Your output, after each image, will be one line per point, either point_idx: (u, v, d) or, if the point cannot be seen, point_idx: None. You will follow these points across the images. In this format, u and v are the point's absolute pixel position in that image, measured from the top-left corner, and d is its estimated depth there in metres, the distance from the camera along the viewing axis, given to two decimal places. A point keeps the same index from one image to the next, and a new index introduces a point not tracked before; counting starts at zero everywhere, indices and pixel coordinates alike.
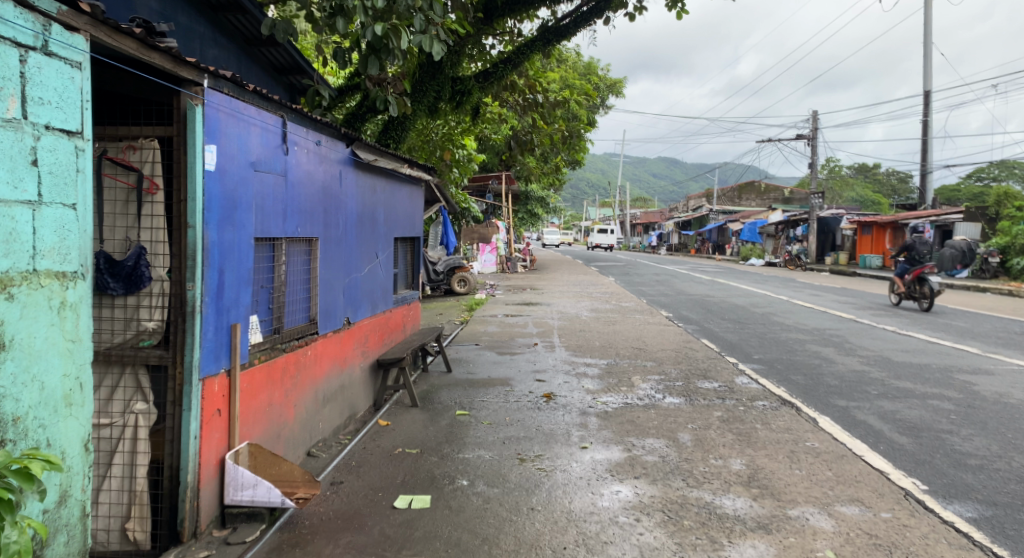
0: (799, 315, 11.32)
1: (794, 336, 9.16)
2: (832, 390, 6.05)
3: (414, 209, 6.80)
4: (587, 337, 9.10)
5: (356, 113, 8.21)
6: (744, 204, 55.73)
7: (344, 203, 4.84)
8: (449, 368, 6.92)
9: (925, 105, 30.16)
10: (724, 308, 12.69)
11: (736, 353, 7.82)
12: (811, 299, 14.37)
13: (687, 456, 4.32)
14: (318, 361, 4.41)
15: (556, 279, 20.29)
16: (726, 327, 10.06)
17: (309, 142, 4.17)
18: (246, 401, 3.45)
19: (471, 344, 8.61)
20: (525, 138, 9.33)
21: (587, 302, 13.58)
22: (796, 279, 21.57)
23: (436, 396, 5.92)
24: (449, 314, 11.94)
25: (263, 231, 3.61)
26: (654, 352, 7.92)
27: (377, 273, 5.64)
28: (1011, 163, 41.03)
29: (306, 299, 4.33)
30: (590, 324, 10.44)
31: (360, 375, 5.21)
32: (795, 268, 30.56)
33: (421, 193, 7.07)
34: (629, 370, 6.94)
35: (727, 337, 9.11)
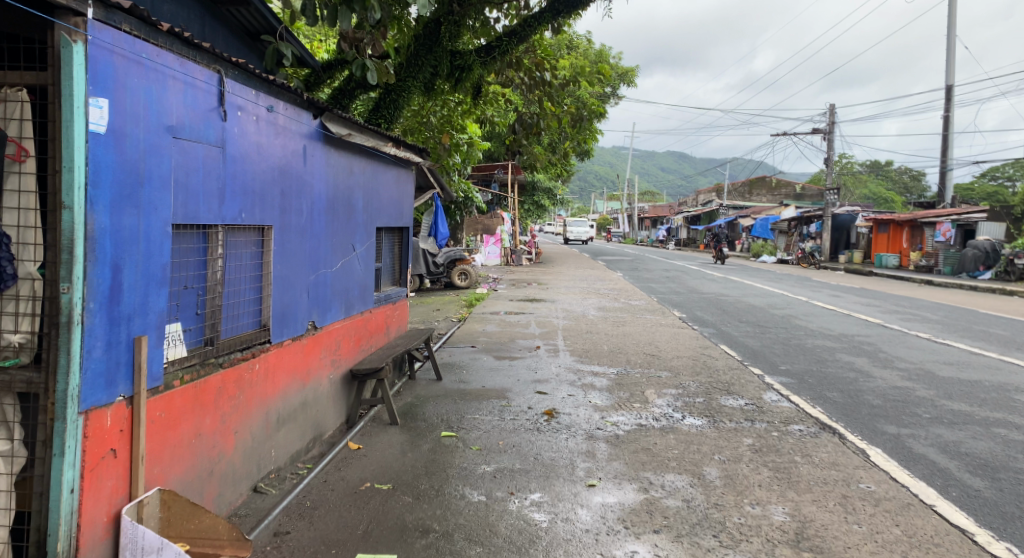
0: (823, 320, 10.49)
1: (821, 344, 8.34)
2: (876, 411, 5.23)
3: (403, 196, 6.04)
4: (594, 340, 8.31)
5: (344, 89, 7.52)
6: (755, 200, 54.70)
7: (309, 186, 4.08)
8: (439, 375, 6.14)
9: (948, 100, 29.05)
10: (740, 309, 11.87)
11: (761, 363, 7.02)
12: (832, 301, 13.52)
13: (716, 501, 3.54)
14: (271, 375, 3.65)
15: (562, 273, 19.51)
16: (745, 332, 9.25)
17: (260, 108, 3.41)
18: (160, 435, 2.69)
19: (467, 346, 7.84)
20: (530, 120, 8.29)
21: (595, 300, 12.79)
22: (812, 278, 20.65)
23: (421, 411, 5.17)
24: (446, 311, 11.19)
25: (187, 217, 2.84)
26: (669, 360, 7.12)
27: (354, 268, 4.86)
28: None
29: (256, 301, 3.57)
30: (597, 324, 9.65)
31: (328, 388, 4.45)
32: (808, 266, 29.64)
33: (412, 179, 6.30)
34: (642, 382, 6.15)
35: (748, 344, 8.30)
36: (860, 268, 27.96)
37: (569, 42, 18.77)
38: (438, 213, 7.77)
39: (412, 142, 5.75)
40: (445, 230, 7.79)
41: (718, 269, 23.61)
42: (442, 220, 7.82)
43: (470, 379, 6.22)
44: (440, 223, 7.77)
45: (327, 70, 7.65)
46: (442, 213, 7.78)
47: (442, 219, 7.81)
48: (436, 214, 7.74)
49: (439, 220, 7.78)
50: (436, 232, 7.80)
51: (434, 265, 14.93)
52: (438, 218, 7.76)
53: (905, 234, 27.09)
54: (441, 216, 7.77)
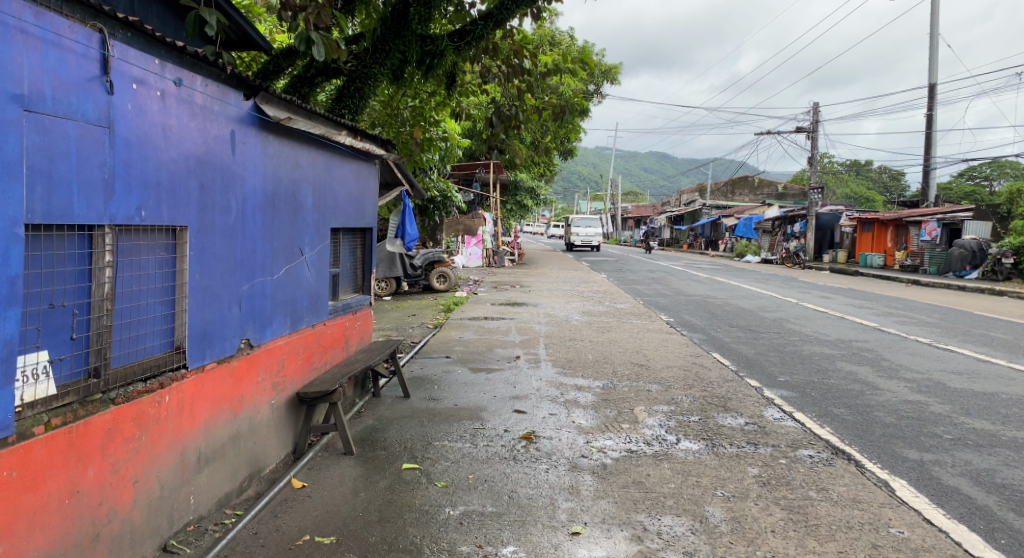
0: (817, 323, 10.01)
1: (818, 350, 7.84)
2: (891, 430, 4.70)
3: (365, 193, 5.43)
4: (577, 348, 7.73)
5: (303, 77, 6.90)
6: (737, 200, 54.61)
7: (241, 178, 3.45)
8: (406, 392, 5.52)
9: (931, 98, 28.87)
10: (729, 312, 11.38)
11: (758, 374, 6.48)
12: (821, 302, 13.08)
13: (724, 553, 2.97)
14: (189, 407, 3.02)
15: (544, 274, 18.97)
16: (738, 337, 8.73)
17: (169, 80, 2.78)
18: (10, 498, 2.07)
19: (440, 356, 7.22)
20: (508, 112, 7.74)
21: (578, 303, 12.23)
22: (799, 278, 20.28)
23: (382, 436, 4.55)
24: (422, 317, 10.58)
25: (56, 216, 2.25)
26: (658, 371, 6.57)
27: (301, 275, 4.24)
28: (1004, 163, 40.17)
29: (167, 318, 2.94)
30: (581, 330, 9.08)
31: (269, 416, 3.82)
32: (793, 266, 29.37)
33: (376, 174, 5.70)
34: (630, 398, 5.57)
35: (742, 351, 7.77)
36: (845, 267, 27.73)
37: (549, 36, 18.17)
38: (407, 212, 7.15)
39: (376, 132, 5.14)
40: (413, 230, 7.18)
41: (703, 269, 23.28)
42: (411, 219, 7.21)
43: (441, 395, 5.61)
44: (408, 223, 7.16)
45: (287, 57, 7.00)
46: (410, 211, 7.17)
47: (410, 218, 7.19)
48: (404, 213, 7.12)
49: (408, 219, 7.17)
50: (404, 232, 7.17)
51: (411, 267, 14.30)
52: (407, 216, 7.14)
53: (890, 233, 26.89)
54: (409, 215, 7.16)
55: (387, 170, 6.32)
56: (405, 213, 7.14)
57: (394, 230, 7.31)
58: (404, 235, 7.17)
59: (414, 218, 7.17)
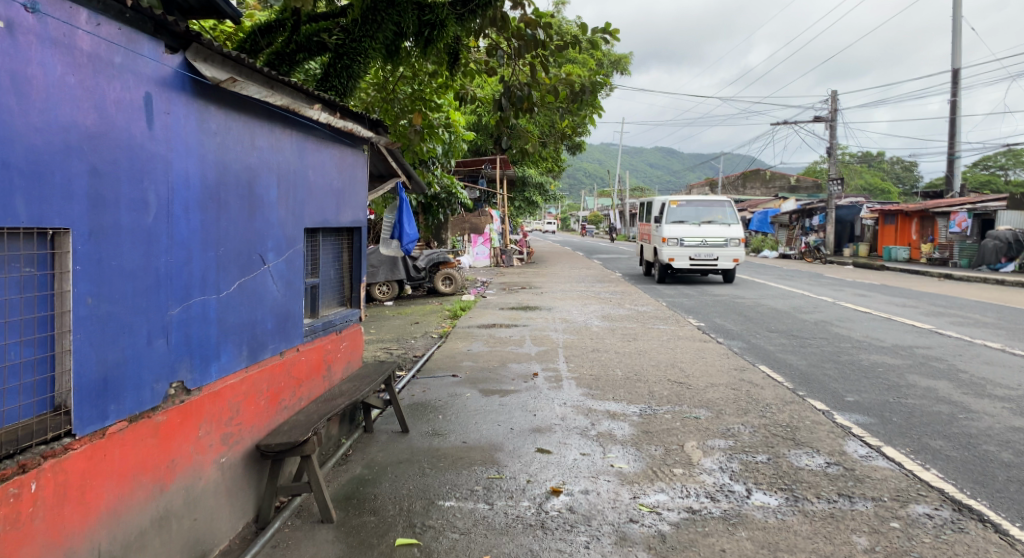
0: (864, 326, 9.03)
1: (878, 360, 6.87)
2: (1017, 472, 3.72)
3: (351, 186, 4.50)
4: (603, 362, 6.79)
5: (283, 55, 5.99)
6: (748, 194, 53.51)
7: (166, 161, 2.52)
8: (404, 427, 4.59)
9: (954, 84, 27.74)
10: (763, 314, 10.42)
11: (820, 394, 5.52)
12: (858, 301, 12.10)
13: None
14: (77, 492, 2.08)
15: (556, 274, 18.06)
16: (781, 345, 7.77)
17: (20, 6, 1.89)
18: None
19: (447, 375, 6.28)
20: (520, 92, 6.74)
21: (596, 306, 11.31)
22: (825, 275, 19.29)
23: (372, 491, 3.61)
24: (426, 325, 9.69)
25: None
26: (701, 393, 5.62)
27: (261, 290, 3.30)
28: (1019, 152, 38.90)
29: (39, 359, 2.07)
30: (603, 339, 8.12)
31: (215, 481, 2.87)
32: (812, 261, 28.32)
33: (364, 163, 4.78)
34: (676, 429, 4.60)
35: (791, 362, 6.81)
36: (868, 261, 26.68)
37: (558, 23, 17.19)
38: (405, 209, 6.18)
39: (360, 109, 4.23)
40: (413, 229, 6.21)
41: None
42: (409, 217, 6.24)
43: (447, 429, 4.68)
44: (407, 221, 6.18)
45: (266, 34, 6.13)
46: (409, 209, 6.20)
47: (409, 216, 6.21)
48: (402, 209, 6.15)
49: (406, 217, 6.20)
50: (402, 231, 6.18)
51: (415, 270, 13.39)
52: (405, 214, 6.16)
53: (913, 225, 25.89)
54: (407, 213, 6.19)
55: (378, 159, 5.38)
56: (403, 211, 6.17)
57: (390, 229, 6.32)
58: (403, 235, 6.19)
59: (413, 216, 6.20)
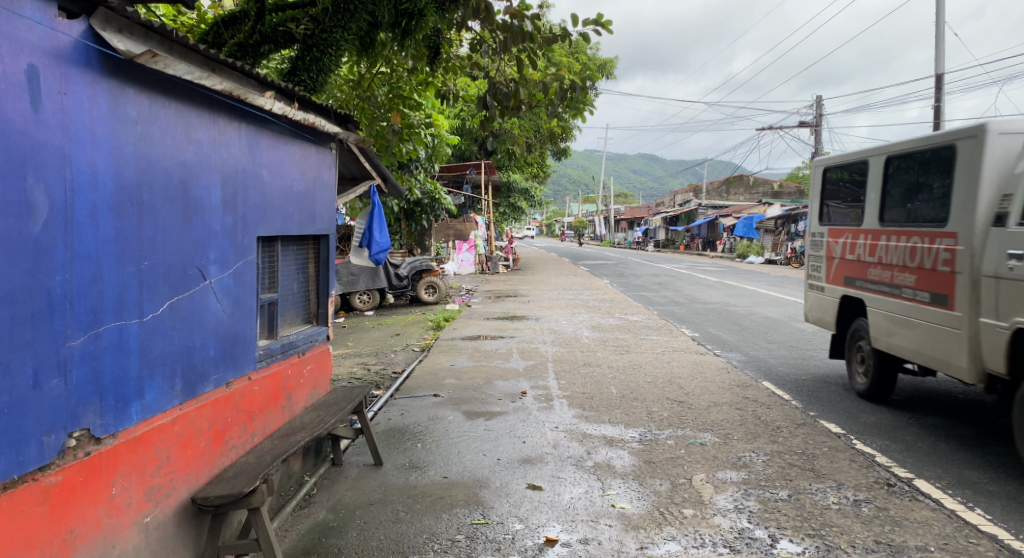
0: None
1: (887, 374, 6.48)
2: None
3: (318, 188, 4.00)
4: (596, 378, 6.31)
5: (246, 46, 5.45)
6: (732, 200, 53.59)
7: (62, 153, 2.02)
8: (377, 459, 4.08)
9: (939, 89, 27.75)
10: (759, 323, 10.03)
11: (834, 413, 5.08)
12: None
13: None
14: None
15: (543, 281, 17.61)
16: (783, 358, 7.36)
17: None
18: None
19: (427, 395, 5.76)
20: (506, 89, 6.22)
21: (585, 315, 10.86)
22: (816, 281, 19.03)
23: (336, 542, 3.09)
24: (407, 336, 9.19)
25: None
26: (704, 413, 5.17)
27: (201, 308, 2.78)
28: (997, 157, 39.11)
29: None
30: (595, 352, 7.65)
31: (136, 547, 2.34)
32: (799, 266, 28.16)
33: (334, 162, 4.28)
34: (681, 459, 4.13)
35: (796, 377, 6.40)
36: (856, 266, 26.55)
37: None
38: (378, 215, 5.70)
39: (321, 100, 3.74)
40: (385, 237, 5.72)
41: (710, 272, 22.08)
42: (381, 224, 5.75)
43: (425, 461, 4.16)
44: (378, 228, 5.69)
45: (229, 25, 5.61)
46: (381, 216, 5.71)
47: (380, 222, 5.72)
48: (373, 215, 5.67)
49: (378, 224, 5.71)
50: (372, 239, 5.70)
51: (396, 278, 12.86)
52: (377, 221, 5.67)
53: None
54: (379, 219, 5.70)
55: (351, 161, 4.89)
56: (375, 217, 5.69)
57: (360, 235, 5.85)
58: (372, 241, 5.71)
59: (386, 223, 5.71)
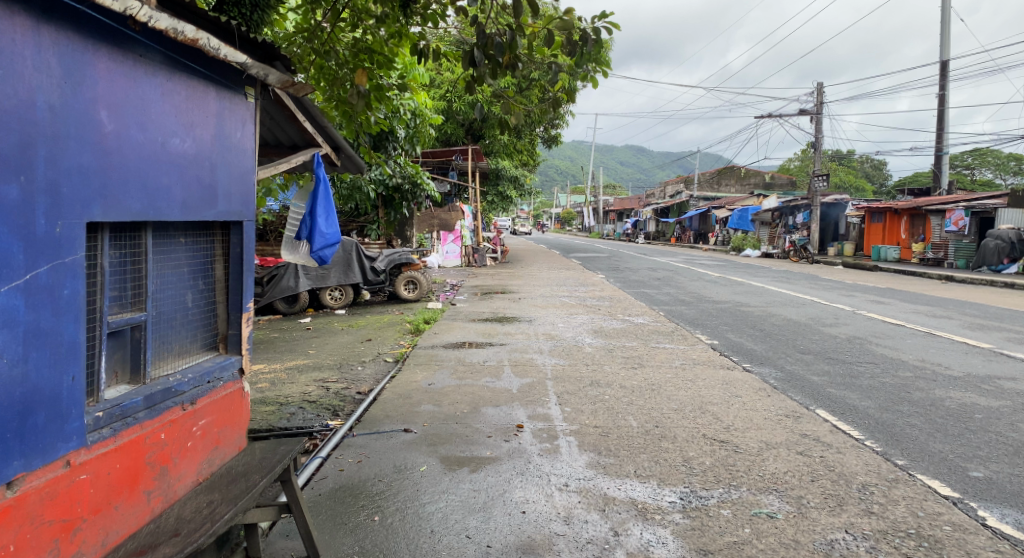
0: (910, 347, 7.51)
1: (961, 397, 5.33)
2: None
3: (223, 156, 2.69)
4: (609, 405, 5.10)
5: None
6: (724, 191, 52.70)
7: None
8: (310, 550, 2.80)
9: (943, 78, 26.79)
10: (780, 327, 8.90)
11: (928, 462, 3.89)
12: (880, 310, 10.68)
13: None
14: None
15: (535, 276, 16.41)
16: (824, 375, 6.20)
17: None
18: None
19: (396, 430, 4.50)
20: (500, 38, 4.87)
21: (584, 316, 9.67)
22: (823, 277, 18.03)
23: None
24: (381, 342, 7.92)
25: None
26: (757, 460, 3.98)
27: None
28: (986, 150, 38.00)
29: None
30: (601, 365, 6.43)
31: None
32: (798, 260, 27.21)
33: (255, 123, 2.98)
34: (750, 546, 2.91)
35: (851, 404, 5.23)
36: (857, 261, 25.65)
37: None
38: (323, 197, 4.36)
39: None
40: (331, 227, 4.39)
41: (710, 266, 21.02)
42: (325, 209, 4.41)
43: (382, 549, 2.89)
44: (324, 213, 4.36)
45: None
46: (327, 197, 4.38)
47: (326, 207, 4.39)
48: (317, 196, 4.30)
49: (322, 209, 4.38)
50: (314, 228, 4.36)
51: (372, 272, 11.59)
52: (321, 204, 4.34)
53: (903, 223, 24.97)
54: (325, 203, 4.37)
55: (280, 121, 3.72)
56: (319, 199, 4.35)
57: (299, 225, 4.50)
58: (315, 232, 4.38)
59: (333, 209, 4.38)
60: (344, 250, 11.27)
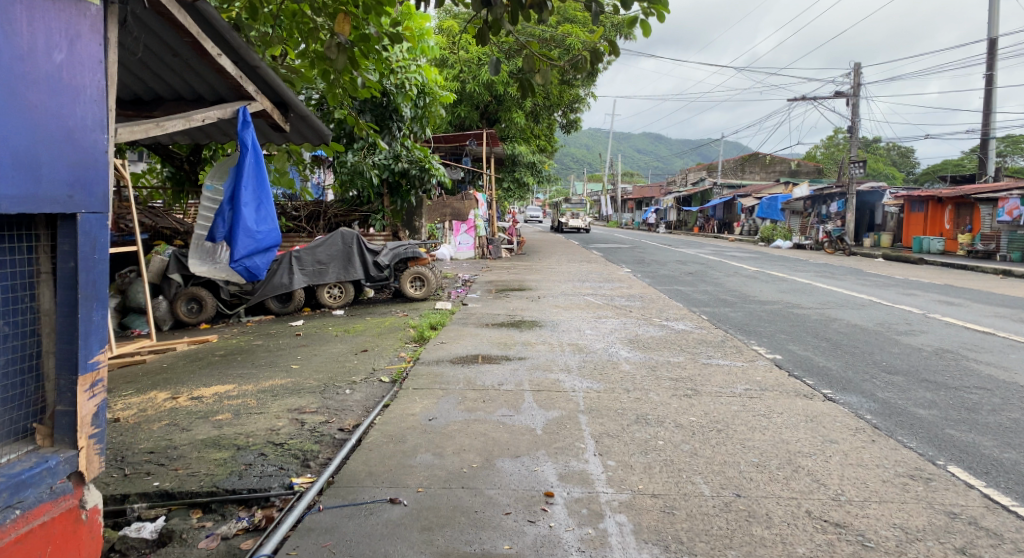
0: (1018, 364, 6.16)
1: None
2: None
3: (7, 96, 2.17)
4: (666, 458, 3.82)
5: None
6: (748, 179, 50.89)
7: None
8: None
9: (991, 57, 25.02)
10: (847, 336, 7.59)
11: None
12: (952, 312, 9.32)
13: None
14: None
15: (554, 270, 15.14)
16: (929, 407, 4.90)
17: None
18: None
19: (380, 502, 3.27)
20: None
21: (615, 320, 8.42)
22: (869, 271, 16.55)
23: None
24: (377, 354, 6.73)
25: None
26: None
27: None
28: (1017, 137, 35.70)
29: None
30: (645, 393, 5.13)
31: None
32: (833, 252, 25.62)
33: (88, 46, 2.52)
34: None
35: (986, 453, 3.94)
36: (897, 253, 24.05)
37: None
38: (251, 185, 4.23)
39: None
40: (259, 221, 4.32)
41: (741, 258, 19.61)
42: (253, 199, 4.28)
43: None
44: (251, 203, 4.26)
45: None
46: (256, 186, 4.24)
47: (253, 197, 4.27)
48: (245, 182, 4.19)
49: (250, 199, 4.26)
50: (241, 220, 4.26)
51: (375, 268, 10.40)
52: (249, 193, 4.24)
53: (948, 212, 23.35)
54: (254, 190, 4.25)
55: (177, 47, 3.68)
56: (246, 186, 4.21)
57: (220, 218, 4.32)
58: (243, 227, 4.27)
59: (262, 199, 4.28)
60: (343, 243, 10.09)
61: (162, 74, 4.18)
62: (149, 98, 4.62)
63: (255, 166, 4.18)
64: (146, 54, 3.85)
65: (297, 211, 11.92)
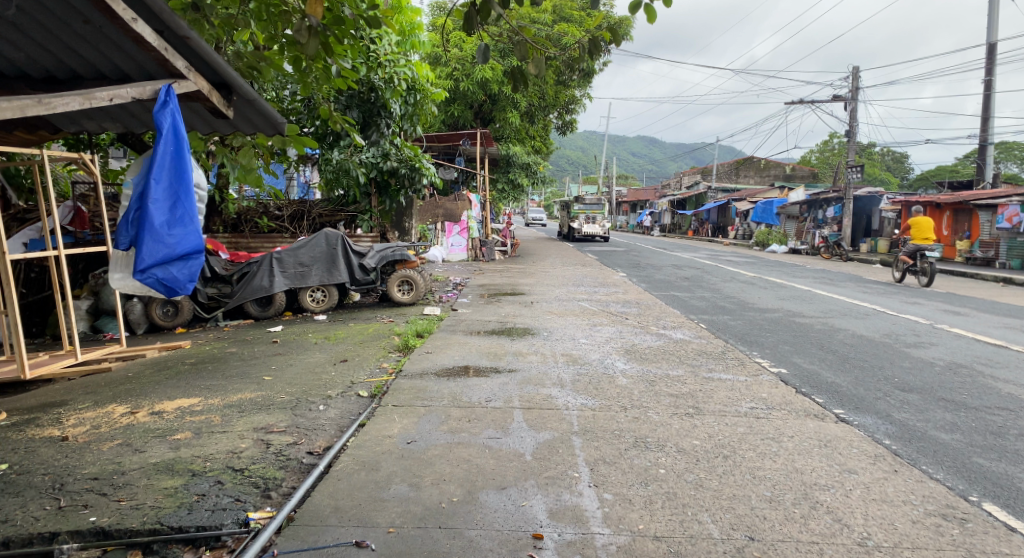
0: None
1: None
2: None
3: None
4: (669, 491, 3.43)
5: None
6: (743, 183, 50.66)
7: None
8: None
9: (989, 63, 24.83)
10: (854, 347, 7.23)
11: None
12: (960, 323, 8.98)
13: None
14: None
15: (548, 274, 14.74)
16: (949, 430, 4.52)
17: None
18: None
19: (343, 546, 2.86)
20: None
21: (609, 328, 8.04)
22: (870, 277, 16.21)
23: None
24: (358, 364, 6.29)
25: None
26: None
27: None
28: (1011, 143, 35.61)
29: None
30: (644, 412, 4.73)
31: None
32: (831, 258, 25.32)
33: None
34: None
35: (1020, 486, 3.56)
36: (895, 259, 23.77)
37: None
38: (165, 178, 3.74)
39: None
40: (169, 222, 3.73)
41: (739, 263, 19.23)
42: (165, 197, 3.75)
43: None
44: (161, 200, 3.72)
45: None
46: (171, 181, 3.76)
47: (166, 194, 3.74)
48: (158, 171, 3.71)
49: (161, 195, 3.73)
50: (148, 217, 3.69)
51: (362, 271, 9.94)
52: (163, 189, 3.73)
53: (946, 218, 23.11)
54: (168, 184, 3.74)
55: (86, 10, 3.56)
56: (159, 177, 3.72)
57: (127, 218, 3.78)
58: (151, 227, 3.67)
59: (177, 197, 3.76)
60: (328, 244, 9.64)
61: (77, 48, 4.02)
62: (66, 77, 4.41)
63: (172, 157, 3.76)
64: (53, 19, 3.71)
65: (280, 210, 11.47)
